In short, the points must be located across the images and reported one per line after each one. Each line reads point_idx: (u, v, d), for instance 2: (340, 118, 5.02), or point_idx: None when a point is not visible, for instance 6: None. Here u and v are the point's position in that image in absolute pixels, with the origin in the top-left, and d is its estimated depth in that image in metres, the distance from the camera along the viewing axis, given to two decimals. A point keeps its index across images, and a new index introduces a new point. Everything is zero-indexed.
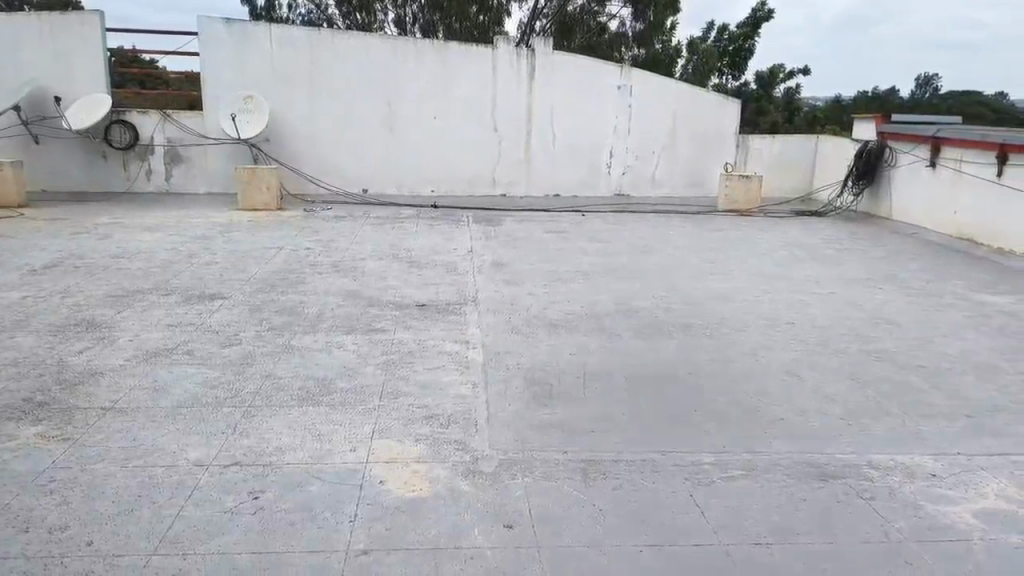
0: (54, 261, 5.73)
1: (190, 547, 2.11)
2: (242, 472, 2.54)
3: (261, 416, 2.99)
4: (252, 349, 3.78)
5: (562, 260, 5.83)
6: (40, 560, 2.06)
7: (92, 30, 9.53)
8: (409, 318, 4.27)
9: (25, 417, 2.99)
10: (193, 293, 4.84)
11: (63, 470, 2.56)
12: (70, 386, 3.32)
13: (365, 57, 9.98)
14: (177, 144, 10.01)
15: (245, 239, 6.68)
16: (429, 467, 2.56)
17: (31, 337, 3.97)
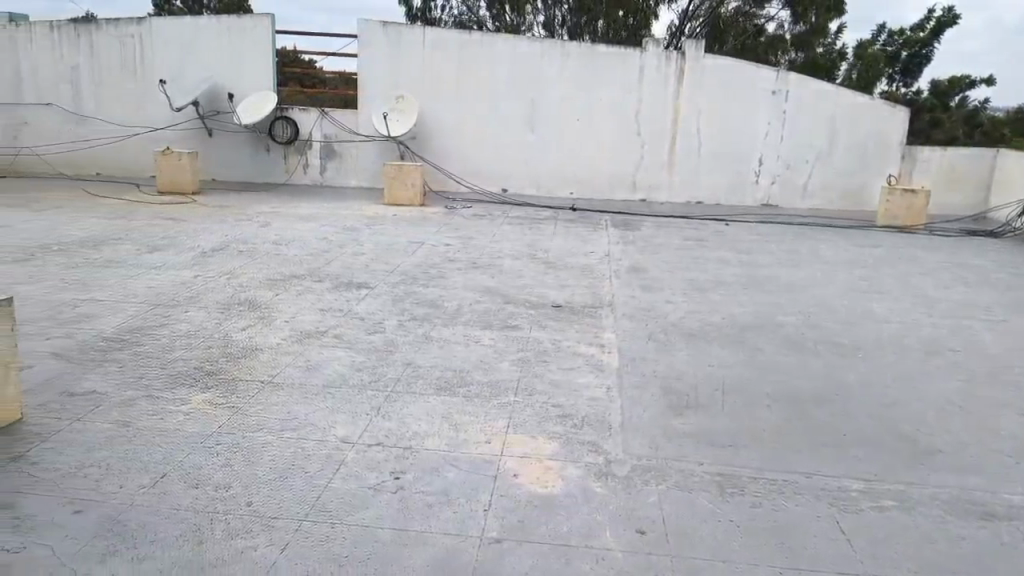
0: (222, 245, 6.26)
1: (339, 517, 2.25)
2: (384, 453, 2.67)
3: (402, 401, 3.12)
4: (394, 337, 3.95)
5: (701, 269, 5.70)
6: (206, 515, 2.26)
7: (264, 33, 10.29)
8: (545, 318, 4.32)
9: (193, 383, 3.31)
10: (342, 281, 5.12)
11: (226, 435, 2.80)
12: (233, 359, 3.61)
13: (512, 59, 10.19)
14: (333, 140, 10.63)
15: (390, 232, 7.00)
16: (563, 464, 2.59)
17: (200, 312, 4.35)
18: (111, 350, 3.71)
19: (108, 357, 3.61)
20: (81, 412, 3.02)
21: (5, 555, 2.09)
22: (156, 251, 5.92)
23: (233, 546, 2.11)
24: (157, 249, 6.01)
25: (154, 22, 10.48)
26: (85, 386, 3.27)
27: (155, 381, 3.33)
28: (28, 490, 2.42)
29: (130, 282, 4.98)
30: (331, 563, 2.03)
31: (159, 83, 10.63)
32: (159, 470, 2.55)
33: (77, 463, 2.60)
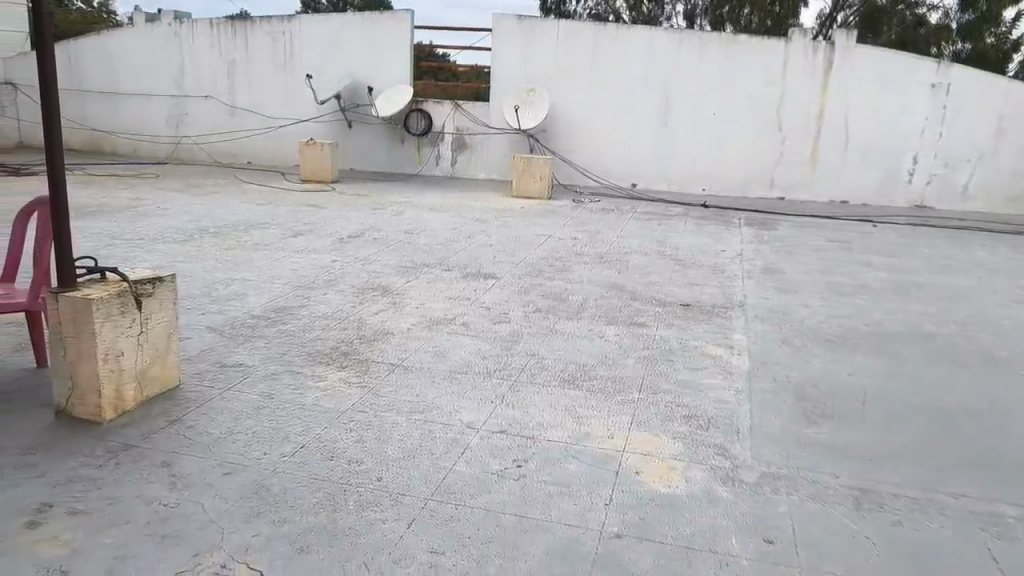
0: (358, 232, 6.56)
1: (463, 499, 2.31)
2: (507, 440, 2.71)
3: (526, 392, 3.16)
4: (519, 328, 4.00)
5: (841, 272, 5.41)
6: (340, 486, 2.39)
7: (403, 28, 10.65)
8: (672, 316, 4.24)
9: (330, 362, 3.49)
10: (470, 271, 5.24)
11: (360, 412, 2.95)
12: (367, 340, 3.79)
13: (647, 51, 10.05)
14: (465, 132, 10.87)
15: (518, 224, 7.08)
16: (686, 466, 2.54)
17: (337, 295, 4.58)
18: (258, 326, 3.98)
19: (255, 333, 3.87)
20: (230, 382, 3.26)
21: (163, 509, 2.30)
22: (299, 236, 6.29)
23: (363, 517, 2.22)
24: (299, 234, 6.38)
25: (303, 19, 11.09)
26: (234, 359, 3.53)
27: (296, 358, 3.54)
28: (184, 451, 2.65)
29: (275, 264, 5.31)
30: (456, 542, 2.10)
31: (306, 78, 11.25)
32: (299, 440, 2.71)
33: (226, 429, 2.82)
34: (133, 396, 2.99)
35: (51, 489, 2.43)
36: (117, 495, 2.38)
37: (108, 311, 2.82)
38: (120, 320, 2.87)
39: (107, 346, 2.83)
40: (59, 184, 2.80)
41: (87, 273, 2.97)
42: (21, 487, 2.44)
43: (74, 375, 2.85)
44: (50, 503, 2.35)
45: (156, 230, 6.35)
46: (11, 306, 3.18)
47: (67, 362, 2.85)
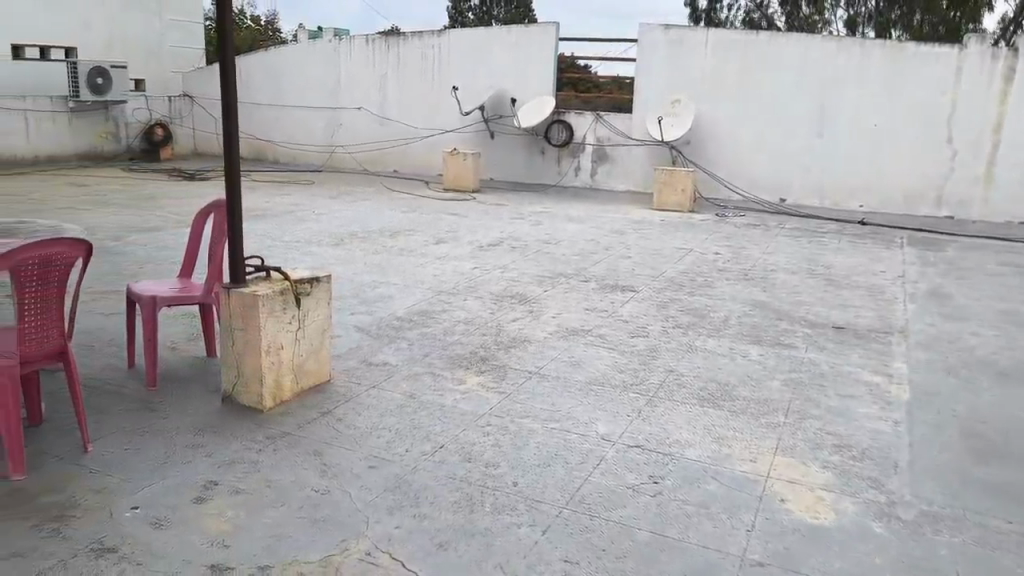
0: (498, 240, 6.69)
1: (597, 510, 2.30)
2: (643, 456, 2.67)
3: (663, 407, 3.10)
4: (658, 343, 3.94)
5: (1020, 300, 4.93)
6: (478, 488, 2.45)
7: (548, 40, 10.79)
8: (822, 339, 4.02)
9: (469, 366, 3.59)
10: (608, 283, 5.22)
11: (497, 417, 3.00)
12: (504, 347, 3.85)
13: (801, 61, 9.66)
14: (606, 143, 10.84)
15: (657, 237, 6.98)
16: (836, 497, 2.40)
17: (477, 301, 4.70)
18: (401, 328, 4.15)
19: (399, 334, 4.04)
20: (376, 380, 3.43)
21: (315, 495, 2.44)
22: (442, 243, 6.51)
23: (499, 520, 2.26)
24: (442, 241, 6.60)
25: (452, 34, 11.50)
26: (379, 358, 3.70)
27: (437, 360, 3.67)
28: (333, 442, 2.80)
29: (419, 269, 5.52)
30: (590, 553, 2.09)
31: (452, 89, 11.65)
32: (438, 440, 2.80)
33: (372, 424, 2.96)
34: (290, 388, 3.20)
35: (217, 468, 2.65)
36: (274, 478, 2.56)
37: (272, 307, 3.04)
38: (282, 315, 3.09)
39: (270, 339, 3.05)
40: (235, 186, 3.06)
41: (254, 270, 3.22)
42: (193, 465, 2.68)
43: (240, 364, 3.09)
44: (216, 481, 2.56)
45: (312, 233, 6.78)
46: (189, 298, 3.49)
47: (234, 352, 3.10)
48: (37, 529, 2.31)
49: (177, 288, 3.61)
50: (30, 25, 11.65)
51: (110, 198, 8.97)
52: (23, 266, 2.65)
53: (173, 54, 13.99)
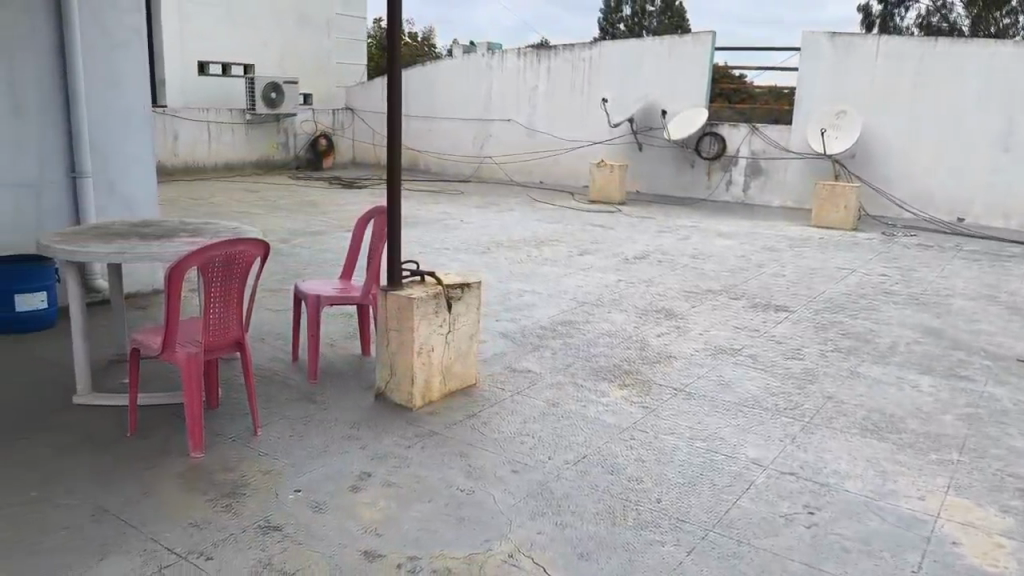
0: (644, 253, 6.62)
1: (747, 536, 2.22)
2: (797, 484, 2.54)
3: (819, 435, 2.94)
4: (814, 367, 3.74)
5: None
6: (621, 501, 2.43)
7: (704, 50, 10.57)
8: (1004, 373, 3.67)
9: (613, 379, 3.56)
10: (760, 302, 5.02)
11: (642, 432, 2.96)
12: (650, 362, 3.80)
13: (987, 69, 8.87)
14: (761, 156, 10.45)
15: (814, 255, 6.64)
16: (1018, 546, 2.17)
17: (621, 314, 4.67)
18: (546, 337, 4.19)
19: (543, 343, 4.09)
20: (521, 386, 3.48)
21: (460, 494, 2.52)
22: (587, 254, 6.52)
23: (642, 536, 2.22)
24: (587, 252, 6.61)
25: (604, 45, 11.54)
26: (524, 365, 3.76)
27: (581, 371, 3.68)
28: (478, 445, 2.88)
29: (564, 280, 5.56)
30: None
31: (601, 101, 11.67)
32: (582, 450, 2.80)
33: (516, 430, 3.01)
34: (438, 389, 3.32)
35: (370, 460, 2.79)
36: (422, 474, 2.66)
37: (425, 309, 3.17)
38: (434, 318, 3.21)
39: (422, 340, 3.18)
40: (396, 193, 3.22)
41: (410, 273, 3.36)
42: (348, 456, 2.84)
43: (393, 363, 3.24)
44: (369, 472, 2.70)
45: (462, 241, 7.00)
46: (348, 298, 3.71)
47: (388, 352, 3.25)
48: (212, 503, 2.53)
49: (338, 288, 3.85)
50: (216, 45, 12.86)
51: (279, 203, 9.70)
52: (210, 263, 2.93)
53: (338, 69, 14.95)
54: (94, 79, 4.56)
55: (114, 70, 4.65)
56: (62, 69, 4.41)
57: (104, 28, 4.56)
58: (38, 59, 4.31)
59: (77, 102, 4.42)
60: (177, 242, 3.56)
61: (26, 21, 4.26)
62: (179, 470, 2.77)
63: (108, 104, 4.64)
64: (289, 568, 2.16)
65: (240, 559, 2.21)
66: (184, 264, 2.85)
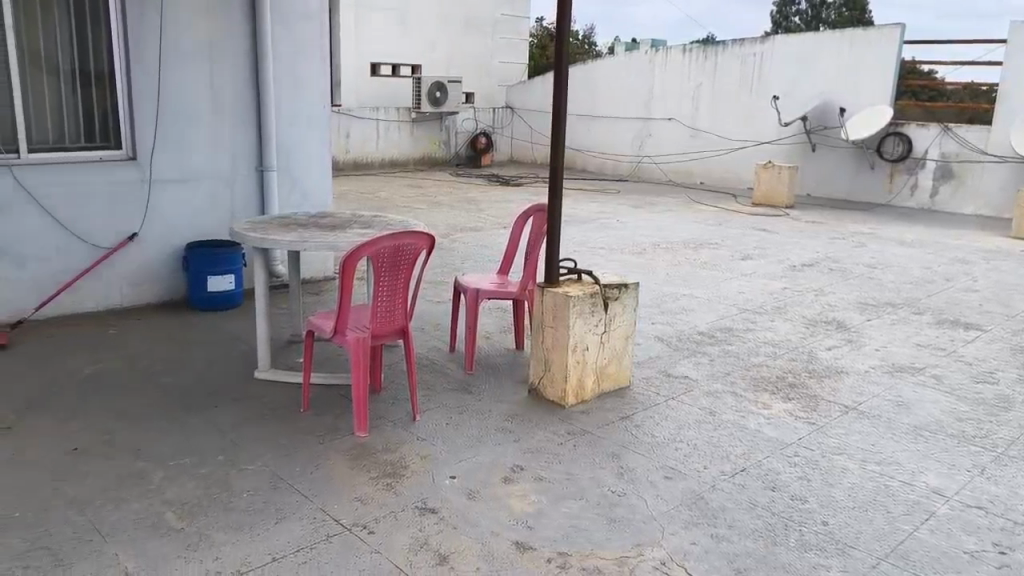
0: (812, 261, 6.26)
1: (926, 571, 2.04)
2: (987, 520, 2.31)
3: (1015, 469, 2.65)
4: (1012, 394, 3.36)
5: None
6: (782, 520, 2.31)
7: (889, 44, 9.84)
8: None
9: (777, 391, 3.40)
10: (946, 318, 4.60)
11: (806, 449, 2.80)
12: (816, 376, 3.59)
13: None
14: (952, 159, 9.57)
15: (1013, 270, 5.98)
16: None
17: (786, 324, 4.44)
18: (703, 344, 4.06)
19: (700, 349, 3.97)
20: (676, 392, 3.40)
21: (612, 495, 2.50)
22: (750, 260, 6.26)
23: (804, 558, 2.11)
24: (751, 257, 6.34)
25: (777, 39, 11.06)
26: (680, 371, 3.67)
27: (742, 380, 3.53)
28: (631, 448, 2.84)
29: (726, 285, 5.37)
30: None
31: (771, 99, 11.19)
32: (740, 463, 2.70)
33: (670, 436, 2.94)
34: (590, 389, 3.30)
35: (523, 454, 2.83)
36: (574, 472, 2.67)
37: (582, 308, 3.16)
38: (589, 318, 3.20)
39: (576, 339, 3.18)
40: (558, 190, 3.24)
41: (567, 271, 3.38)
42: (501, 448, 2.89)
43: (547, 360, 3.27)
44: (522, 465, 2.74)
45: (619, 241, 6.95)
46: (506, 293, 3.77)
47: (543, 349, 3.28)
48: (374, 481, 2.67)
49: (496, 283, 3.93)
50: (388, 47, 13.58)
51: (440, 199, 10.08)
52: (380, 253, 3.09)
53: (500, 69, 15.31)
54: (282, 80, 4.94)
55: (300, 70, 5.01)
56: (255, 71, 4.81)
57: (292, 32, 4.93)
58: (236, 62, 4.73)
59: (266, 102, 4.82)
60: (350, 233, 3.78)
61: (227, 25, 4.66)
62: (346, 447, 2.95)
63: (293, 103, 5.02)
64: (444, 550, 2.24)
65: (398, 537, 2.31)
66: (358, 253, 3.03)
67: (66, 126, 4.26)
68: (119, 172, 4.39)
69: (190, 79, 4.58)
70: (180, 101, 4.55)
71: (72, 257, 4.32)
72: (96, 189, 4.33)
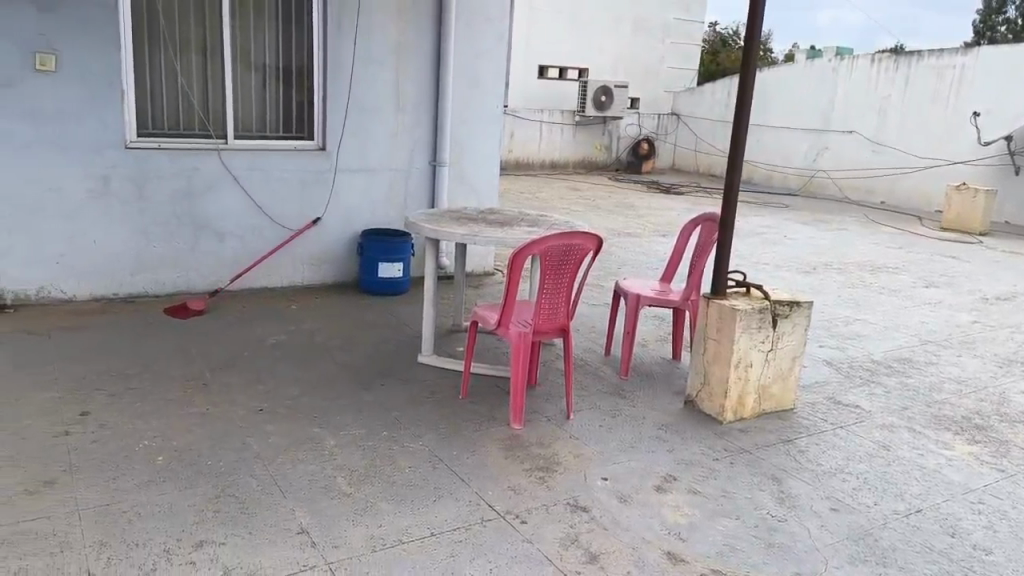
0: (1009, 294, 5.69)
1: None
2: None
3: None
4: None
5: None
6: (961, 569, 2.15)
7: None
8: None
9: (961, 431, 3.13)
10: None
11: (993, 497, 2.57)
12: (1009, 420, 3.27)
13: None
14: None
15: None
16: None
17: (975, 361, 4.07)
18: (877, 373, 3.82)
19: (874, 379, 3.73)
20: (845, 421, 3.22)
21: (771, 518, 2.42)
22: (934, 288, 5.79)
23: None
24: (935, 285, 5.87)
25: (984, 51, 10.15)
26: (851, 399, 3.46)
27: (919, 416, 3.29)
28: (792, 473, 2.73)
29: (905, 313, 5.01)
30: None
31: (971, 116, 10.26)
32: (915, 503, 2.52)
33: (837, 465, 2.79)
34: (752, 406, 3.20)
35: (677, 465, 2.80)
36: (731, 490, 2.60)
37: (749, 323, 3.07)
38: (756, 333, 3.10)
39: (740, 354, 3.09)
40: (733, 199, 3.18)
41: (736, 284, 3.29)
42: (655, 456, 2.87)
43: (707, 373, 3.20)
44: (675, 476, 2.71)
45: (786, 258, 6.66)
46: (668, 301, 3.73)
47: (704, 361, 3.21)
48: (528, 473, 2.74)
49: (658, 289, 3.89)
50: (557, 49, 13.75)
51: (599, 202, 10.10)
52: (549, 251, 3.15)
53: (668, 74, 15.08)
54: (461, 79, 5.14)
55: (478, 70, 5.19)
56: (436, 70, 5.05)
57: (474, 34, 5.11)
58: (419, 62, 4.99)
59: (444, 100, 5.04)
60: (517, 230, 3.89)
61: (415, 27, 4.92)
62: (502, 437, 3.04)
63: (469, 102, 5.21)
64: (595, 549, 2.26)
65: (550, 530, 2.36)
66: (527, 249, 3.11)
67: (267, 117, 4.69)
68: (310, 161, 4.77)
69: (378, 76, 4.88)
70: (368, 97, 4.86)
71: (266, 236, 4.74)
72: (291, 176, 4.72)
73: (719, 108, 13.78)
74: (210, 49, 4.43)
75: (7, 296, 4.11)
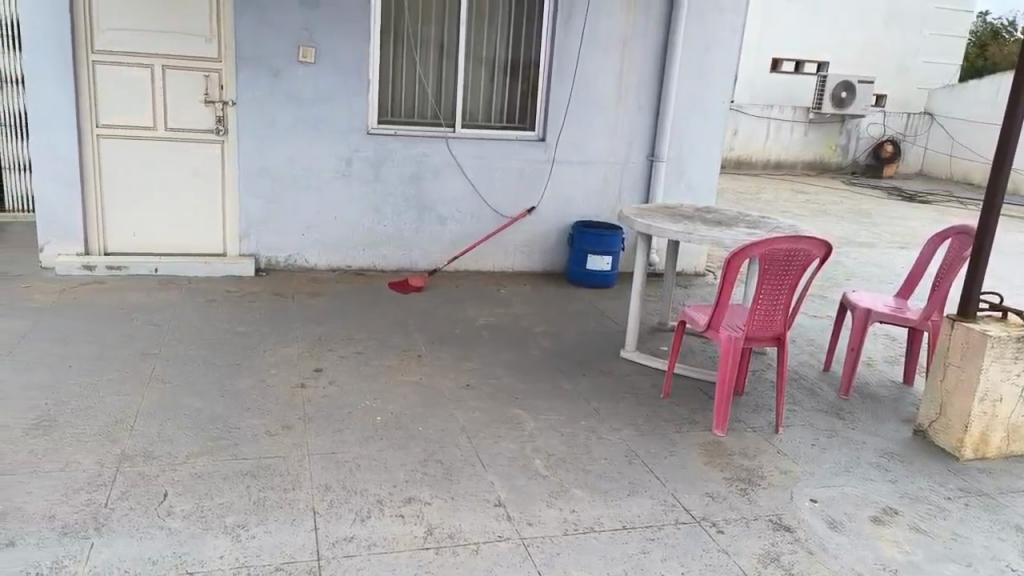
0: None
1: None
2: None
3: None
4: None
5: None
6: None
7: None
8: None
9: None
10: None
11: None
12: None
13: None
14: None
15: None
16: None
17: None
18: None
19: None
20: None
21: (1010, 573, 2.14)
22: None
23: None
24: None
25: None
26: None
27: None
28: None
29: None
30: None
31: None
32: None
33: None
34: (996, 445, 2.82)
35: (899, 497, 2.54)
36: (962, 534, 2.32)
37: (1002, 352, 2.71)
38: (1011, 364, 2.73)
39: (988, 385, 2.73)
40: (994, 211, 2.82)
41: (988, 306, 2.92)
42: (872, 484, 2.64)
43: (944, 401, 2.87)
44: (897, 509, 2.46)
45: None
46: (902, 319, 3.39)
47: (942, 389, 2.88)
48: (728, 482, 2.63)
49: (891, 305, 3.54)
50: (795, 42, 12.97)
51: (828, 207, 9.42)
52: (770, 254, 2.98)
53: (922, 70, 13.64)
54: (687, 74, 5.02)
55: (706, 64, 5.03)
56: (662, 65, 4.97)
57: (706, 28, 4.95)
58: (645, 56, 4.94)
59: (668, 95, 4.95)
60: (735, 230, 3.72)
61: (643, 20, 4.88)
62: (703, 442, 2.95)
63: (694, 98, 5.07)
64: (797, 571, 2.13)
65: (749, 543, 2.26)
66: (746, 250, 2.97)
67: (493, 107, 4.90)
68: (531, 151, 4.92)
69: (602, 71, 4.90)
70: (590, 90, 4.90)
71: (485, 221, 4.96)
72: (512, 164, 4.90)
73: (982, 108, 12.23)
74: (446, 42, 4.70)
75: (262, 261, 4.68)
